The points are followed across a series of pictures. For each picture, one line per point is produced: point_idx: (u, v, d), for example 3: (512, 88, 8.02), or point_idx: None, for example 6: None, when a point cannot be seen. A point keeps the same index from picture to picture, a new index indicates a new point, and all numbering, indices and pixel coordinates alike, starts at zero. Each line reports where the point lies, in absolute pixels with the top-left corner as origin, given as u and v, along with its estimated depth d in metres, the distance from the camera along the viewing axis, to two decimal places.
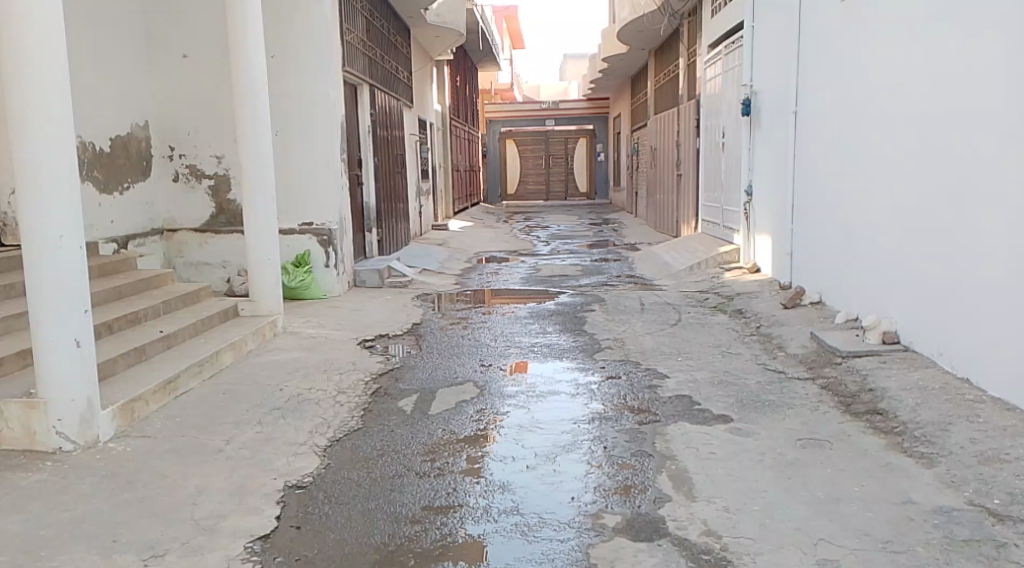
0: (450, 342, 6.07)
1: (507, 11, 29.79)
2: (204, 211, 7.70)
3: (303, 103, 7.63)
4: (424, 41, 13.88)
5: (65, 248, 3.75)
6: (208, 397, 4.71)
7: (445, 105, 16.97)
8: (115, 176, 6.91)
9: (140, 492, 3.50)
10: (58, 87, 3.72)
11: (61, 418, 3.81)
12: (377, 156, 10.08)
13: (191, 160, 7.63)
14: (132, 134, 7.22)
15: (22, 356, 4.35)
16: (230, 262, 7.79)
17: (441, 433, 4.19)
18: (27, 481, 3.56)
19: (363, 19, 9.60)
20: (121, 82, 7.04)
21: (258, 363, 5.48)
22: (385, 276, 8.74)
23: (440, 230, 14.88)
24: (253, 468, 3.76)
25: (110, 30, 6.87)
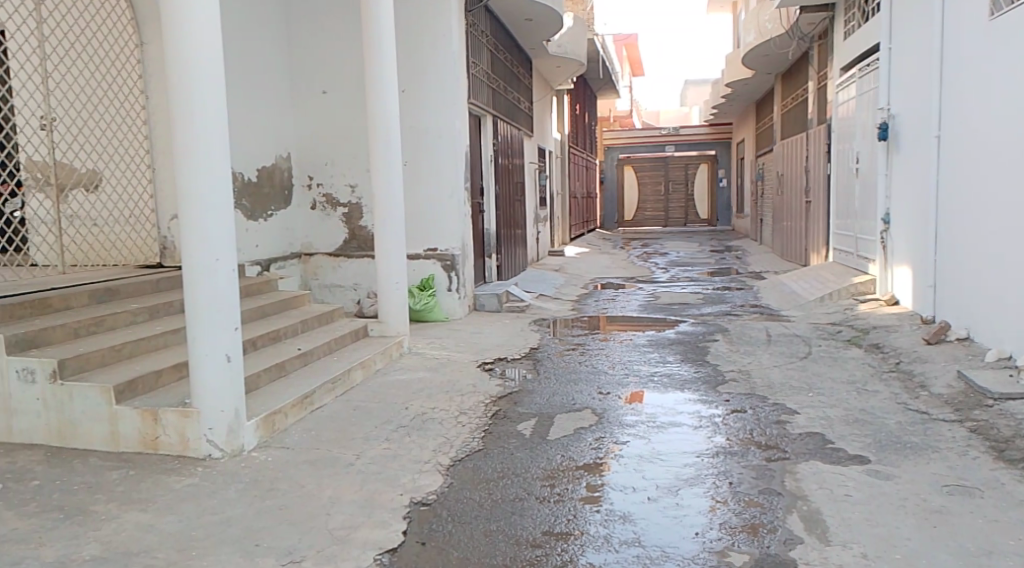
0: (569, 369, 6.08)
1: (628, 39, 29.67)
2: (338, 237, 8.08)
3: (431, 132, 7.91)
4: (546, 71, 14.09)
5: (218, 271, 4.03)
6: (340, 413, 4.92)
7: (564, 133, 17.14)
8: (261, 203, 7.37)
9: (279, 500, 3.69)
10: (217, 122, 4.02)
11: (212, 427, 4.09)
12: (498, 184, 10.29)
13: (328, 189, 8.04)
14: (277, 165, 7.69)
15: (178, 367, 4.69)
16: (361, 285, 8.11)
17: (561, 458, 4.20)
18: (180, 484, 3.83)
19: (488, 51, 9.88)
20: (268, 117, 7.53)
21: (386, 381, 5.68)
22: (504, 301, 8.88)
23: (558, 256, 14.96)
24: (382, 483, 3.89)
25: (260, 67, 7.36)
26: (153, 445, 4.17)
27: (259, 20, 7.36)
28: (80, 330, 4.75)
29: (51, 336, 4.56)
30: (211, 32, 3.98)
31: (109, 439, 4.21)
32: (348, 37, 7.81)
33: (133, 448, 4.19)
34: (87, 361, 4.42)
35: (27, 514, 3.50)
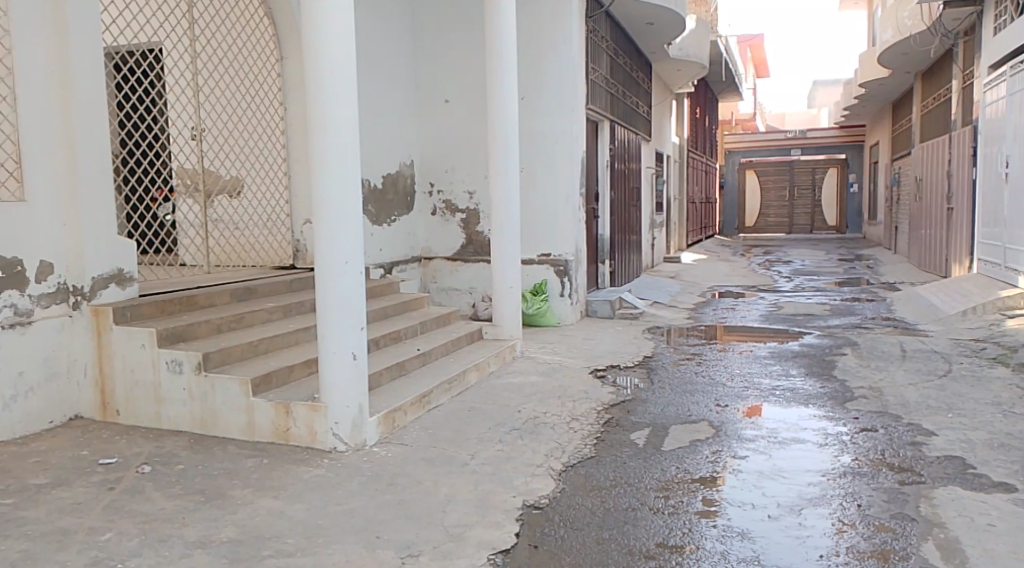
0: (684, 379, 5.97)
1: (752, 40, 28.80)
2: (456, 242, 8.26)
3: (552, 138, 7.94)
4: (666, 75, 13.90)
5: (347, 273, 4.20)
6: (456, 413, 5.02)
7: (683, 137, 16.85)
8: (385, 208, 7.63)
9: (399, 495, 3.81)
10: (349, 130, 4.19)
11: (337, 421, 4.26)
12: (614, 189, 10.24)
13: (447, 196, 8.23)
14: (401, 172, 7.94)
15: (309, 363, 4.92)
16: (476, 288, 8.22)
17: (675, 470, 4.12)
18: (308, 474, 4.01)
19: (608, 56, 9.86)
20: (394, 126, 7.79)
21: (501, 384, 5.75)
22: (617, 308, 8.82)
23: (674, 263, 14.71)
24: (496, 484, 3.94)
25: (387, 77, 7.62)
26: (285, 436, 4.39)
27: (387, 31, 7.62)
28: (222, 326, 5.07)
29: (197, 331, 4.89)
30: (346, 44, 4.16)
31: (246, 429, 4.46)
32: (470, 46, 7.97)
33: (267, 438, 4.42)
34: (228, 355, 4.70)
35: (173, 495, 3.76)
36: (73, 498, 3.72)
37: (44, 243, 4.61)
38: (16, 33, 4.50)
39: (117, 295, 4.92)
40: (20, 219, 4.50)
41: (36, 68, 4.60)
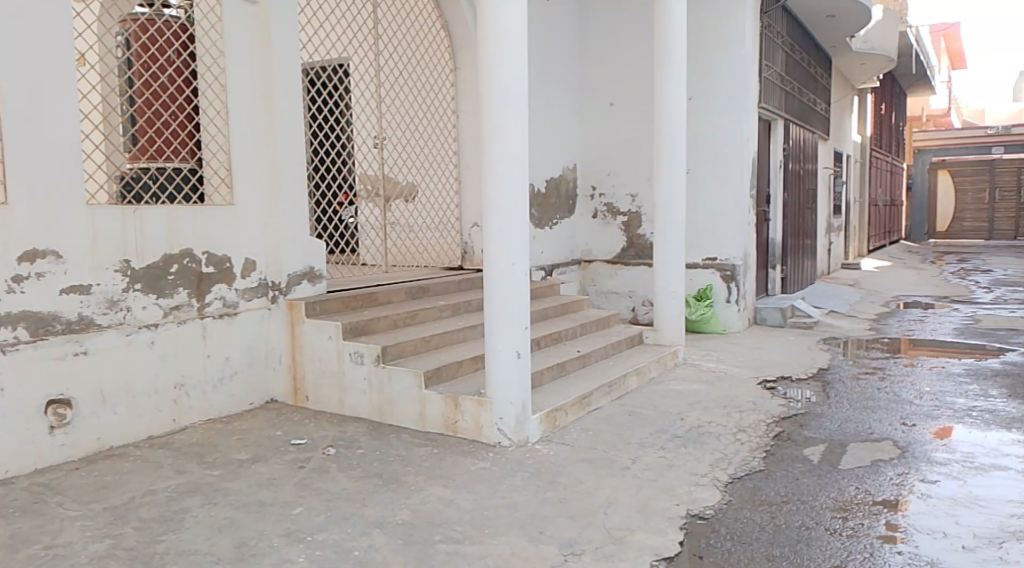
0: (863, 394, 5.64)
1: (948, 28, 26.55)
2: (616, 244, 8.25)
3: (723, 141, 7.74)
4: (847, 69, 13.14)
5: (514, 275, 4.32)
6: (617, 417, 5.04)
7: (865, 136, 15.85)
8: (548, 211, 7.78)
9: (561, 493, 3.88)
10: (518, 135, 4.30)
11: (502, 417, 4.40)
12: (787, 192, 9.83)
13: (609, 199, 8.24)
14: (564, 175, 8.05)
15: (476, 359, 5.11)
16: (637, 292, 8.16)
17: (854, 491, 3.92)
18: (474, 466, 4.18)
19: (784, 52, 9.47)
20: (559, 131, 7.91)
21: (662, 390, 5.70)
22: (789, 316, 8.45)
23: (852, 270, 13.86)
24: (659, 490, 3.92)
25: (553, 82, 7.76)
26: (453, 428, 4.58)
27: (555, 38, 7.76)
28: (398, 322, 5.38)
29: (377, 325, 5.22)
30: (518, 53, 4.28)
31: (417, 419, 4.71)
32: (637, 48, 7.94)
33: (438, 429, 4.64)
34: (403, 349, 4.98)
35: (353, 477, 4.05)
36: (267, 473, 4.09)
37: (246, 243, 5.08)
38: (230, 53, 4.98)
39: (306, 290, 5.39)
40: (228, 221, 4.97)
41: (245, 84, 5.08)
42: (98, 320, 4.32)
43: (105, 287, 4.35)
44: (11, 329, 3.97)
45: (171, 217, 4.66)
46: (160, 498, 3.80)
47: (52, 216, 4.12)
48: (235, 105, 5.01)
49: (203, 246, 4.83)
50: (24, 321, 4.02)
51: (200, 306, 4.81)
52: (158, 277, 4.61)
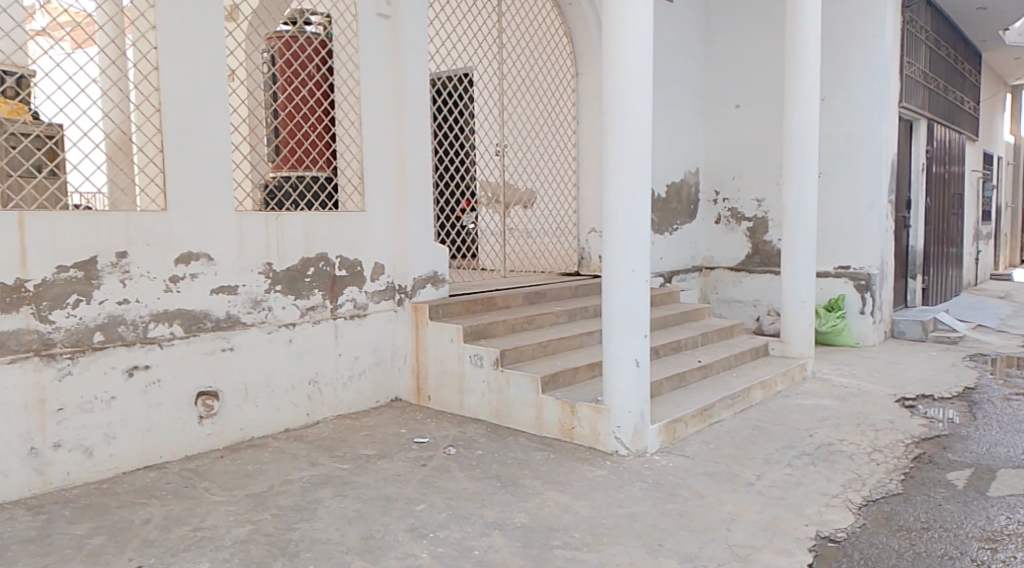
0: (1014, 417, 5.25)
1: None
2: (740, 251, 8.03)
3: (859, 145, 7.41)
4: (1000, 64, 12.27)
5: (634, 281, 4.30)
6: (740, 430, 4.92)
7: (1019, 136, 14.74)
8: (668, 217, 7.68)
9: (681, 506, 3.83)
10: (642, 142, 4.27)
11: (620, 425, 4.39)
12: (929, 197, 9.27)
13: (733, 204, 8.04)
14: (685, 180, 7.93)
15: (594, 366, 5.11)
16: (762, 301, 7.91)
17: (1005, 521, 3.67)
18: (592, 473, 4.18)
19: (927, 49, 8.95)
20: (681, 136, 7.80)
21: (789, 404, 5.52)
22: (931, 329, 7.98)
23: (1003, 281, 12.93)
24: (785, 509, 3.80)
25: (676, 86, 7.66)
26: (570, 434, 4.60)
27: (679, 42, 7.67)
28: (516, 326, 5.46)
29: (495, 329, 5.32)
30: (643, 58, 4.25)
31: (535, 423, 4.76)
32: (765, 50, 7.73)
33: (554, 434, 4.67)
34: (522, 353, 5.05)
35: (473, 478, 4.14)
36: (392, 470, 4.25)
37: (375, 247, 5.29)
38: (364, 66, 5.21)
39: (429, 294, 5.57)
40: (360, 227, 5.19)
41: (376, 95, 5.30)
42: (242, 318, 4.62)
43: (249, 288, 4.65)
44: (168, 326, 4.30)
45: (308, 223, 4.92)
46: (294, 488, 4.02)
47: (205, 221, 4.44)
48: (368, 116, 5.24)
49: (337, 251, 5.07)
50: (180, 318, 4.35)
51: (333, 307, 5.06)
52: (296, 280, 4.88)
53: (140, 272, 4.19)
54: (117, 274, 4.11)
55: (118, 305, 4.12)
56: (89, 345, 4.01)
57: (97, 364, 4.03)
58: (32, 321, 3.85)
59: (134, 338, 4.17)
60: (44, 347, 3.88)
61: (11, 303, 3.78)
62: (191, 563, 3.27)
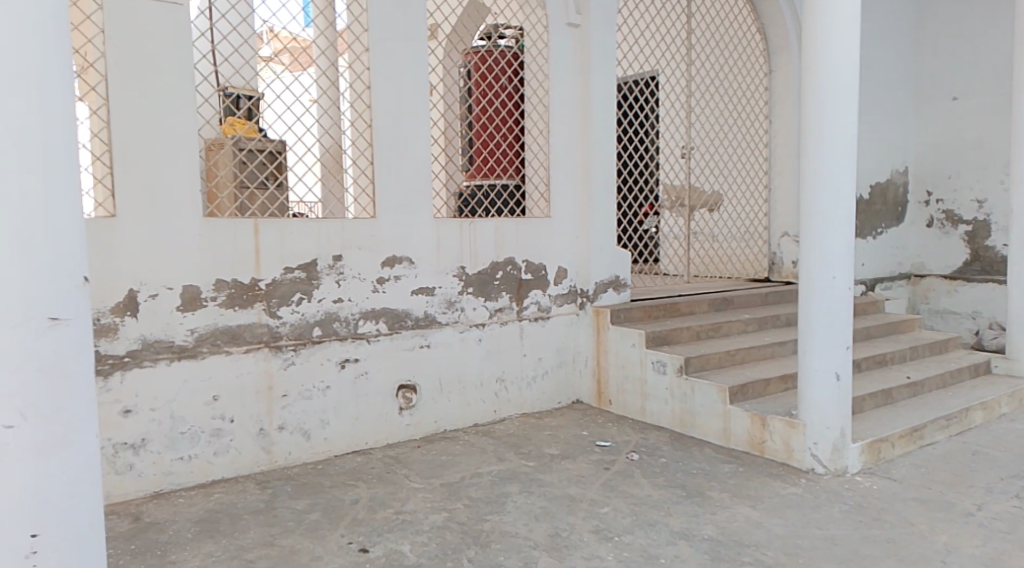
0: None
1: None
2: (958, 257, 7.41)
3: None
4: None
5: (835, 289, 4.10)
6: (956, 455, 4.56)
7: None
8: (872, 220, 7.23)
9: (886, 532, 3.62)
10: (847, 143, 4.07)
11: (817, 441, 4.20)
12: None
13: (950, 206, 7.43)
14: (892, 180, 7.44)
15: (785, 379, 4.92)
16: (982, 313, 7.23)
17: None
18: (785, 490, 4.05)
19: None
20: (888, 133, 7.33)
21: (1015, 429, 5.04)
22: None
23: None
24: (1010, 545, 3.49)
25: (882, 81, 7.21)
26: (761, 448, 4.47)
27: (887, 33, 7.22)
28: (702, 333, 5.38)
29: (679, 336, 5.27)
30: (850, 55, 4.04)
31: (722, 434, 4.66)
32: (990, 37, 7.06)
33: (743, 447, 4.56)
34: (707, 361, 4.97)
35: (659, 485, 4.14)
36: (577, 471, 4.33)
37: (561, 252, 5.42)
38: (554, 75, 5.34)
39: (612, 298, 5.61)
40: (547, 232, 5.33)
41: (566, 102, 5.41)
42: (438, 318, 4.89)
43: (445, 289, 4.92)
44: (374, 323, 4.64)
45: (498, 229, 5.12)
46: (484, 481, 4.21)
47: (407, 227, 4.75)
48: (556, 124, 5.36)
49: (524, 255, 5.24)
50: (385, 317, 4.68)
51: (519, 309, 5.23)
52: (486, 282, 5.09)
53: (352, 274, 4.56)
54: (332, 275, 4.49)
55: (333, 303, 4.50)
56: (309, 339, 4.41)
57: (315, 357, 4.42)
58: (263, 316, 4.28)
59: (346, 334, 4.54)
60: (272, 339, 4.31)
61: (246, 300, 4.23)
62: (395, 544, 3.52)
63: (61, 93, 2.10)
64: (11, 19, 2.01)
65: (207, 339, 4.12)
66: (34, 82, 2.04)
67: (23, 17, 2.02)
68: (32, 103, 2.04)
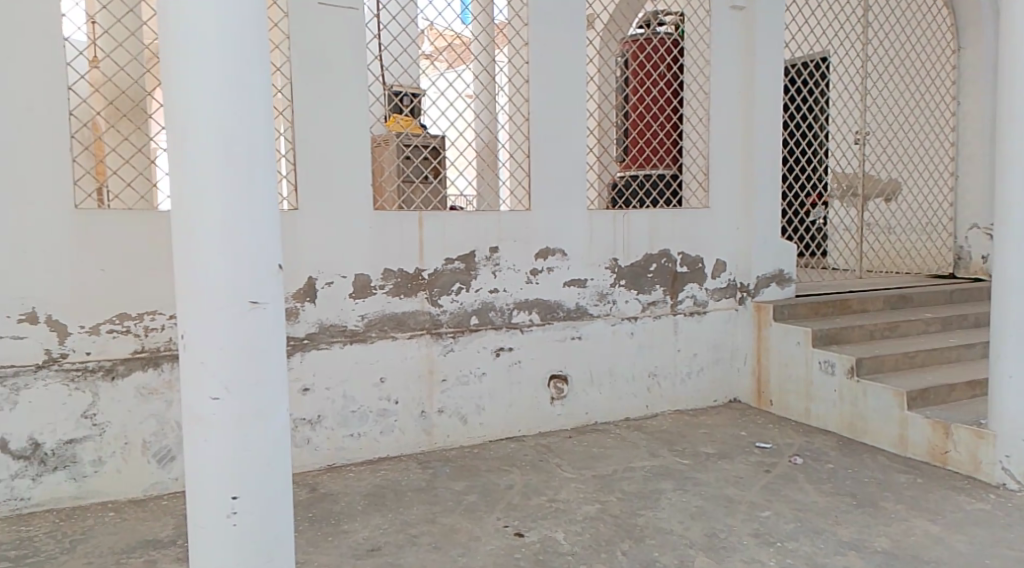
0: None
1: None
2: None
3: None
4: None
5: None
6: None
7: None
8: None
9: None
10: None
11: (1010, 455, 3.84)
12: None
13: None
14: None
15: (972, 385, 4.53)
16: None
17: None
18: (972, 506, 3.73)
19: None
20: None
21: None
22: None
23: None
24: None
25: None
26: (943, 459, 4.15)
27: None
28: (875, 333, 5.06)
29: (850, 335, 4.98)
30: None
31: (898, 442, 4.36)
32: None
33: (922, 457, 4.24)
34: (882, 363, 4.66)
35: (826, 491, 3.93)
36: (736, 472, 4.19)
37: (722, 244, 5.25)
38: (716, 60, 5.16)
39: (775, 294, 5.39)
40: (706, 223, 5.18)
41: (729, 88, 5.22)
42: (590, 310, 4.87)
43: (598, 281, 4.88)
44: (528, 313, 4.69)
45: (654, 220, 5.02)
46: (638, 475, 4.15)
47: (562, 218, 4.75)
48: (719, 111, 5.18)
49: (681, 247, 5.11)
50: (538, 307, 4.72)
51: (674, 303, 5.11)
52: (640, 275, 5.01)
53: (508, 265, 4.62)
54: (489, 266, 4.57)
55: (490, 293, 4.58)
56: (467, 327, 4.52)
57: (472, 345, 4.52)
58: (425, 304, 4.42)
59: (501, 323, 4.61)
60: (434, 326, 4.44)
61: (410, 289, 4.38)
62: (549, 531, 3.54)
63: (259, 90, 2.21)
64: (218, 26, 2.14)
65: (376, 325, 4.30)
66: (238, 82, 2.17)
67: (227, 23, 2.15)
68: (235, 102, 2.17)
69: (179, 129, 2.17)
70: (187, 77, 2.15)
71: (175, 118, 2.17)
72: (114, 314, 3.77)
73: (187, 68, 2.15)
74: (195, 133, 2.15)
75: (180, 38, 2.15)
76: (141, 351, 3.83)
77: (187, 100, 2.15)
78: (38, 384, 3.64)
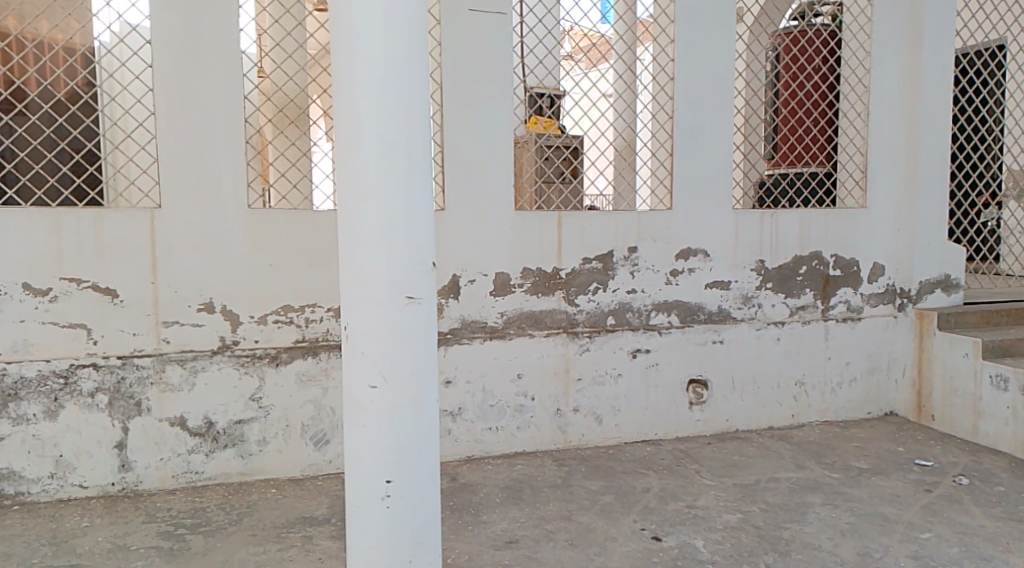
0: None
1: None
2: None
3: None
4: None
5: None
6: None
7: None
8: None
9: None
10: None
11: None
12: None
13: None
14: None
15: None
16: None
17: None
18: None
19: None
20: None
21: None
22: None
23: None
24: None
25: None
26: None
27: None
28: None
29: None
30: None
31: None
32: None
33: None
34: None
35: (995, 515, 3.64)
36: (892, 489, 3.95)
37: (880, 247, 4.95)
38: (877, 51, 4.87)
39: (939, 300, 5.04)
40: (862, 224, 4.90)
41: (891, 81, 4.92)
42: (733, 313, 4.73)
43: (741, 284, 4.73)
44: (667, 315, 4.61)
45: (804, 220, 4.80)
46: (782, 486, 4.00)
47: (705, 218, 4.64)
48: (879, 105, 4.89)
49: (833, 249, 4.87)
50: (677, 309, 4.63)
51: (825, 308, 4.88)
52: (787, 278, 4.81)
53: (647, 265, 4.56)
54: (627, 266, 4.53)
55: (627, 293, 4.54)
56: (604, 327, 4.50)
57: (609, 345, 4.50)
58: (562, 303, 4.44)
59: (638, 324, 4.56)
60: (571, 325, 4.45)
61: (549, 287, 4.41)
62: (688, 537, 3.47)
63: (418, 96, 2.29)
64: (382, 37, 2.24)
65: (515, 322, 4.37)
66: (400, 89, 2.26)
67: (392, 34, 2.24)
68: (397, 110, 2.26)
69: (347, 136, 2.28)
70: (354, 87, 2.26)
71: (342, 126, 2.29)
72: (279, 306, 4.02)
73: (354, 78, 2.26)
74: (361, 138, 2.26)
75: (349, 49, 2.26)
76: (302, 341, 4.06)
77: (354, 109, 2.26)
78: (212, 367, 3.94)
